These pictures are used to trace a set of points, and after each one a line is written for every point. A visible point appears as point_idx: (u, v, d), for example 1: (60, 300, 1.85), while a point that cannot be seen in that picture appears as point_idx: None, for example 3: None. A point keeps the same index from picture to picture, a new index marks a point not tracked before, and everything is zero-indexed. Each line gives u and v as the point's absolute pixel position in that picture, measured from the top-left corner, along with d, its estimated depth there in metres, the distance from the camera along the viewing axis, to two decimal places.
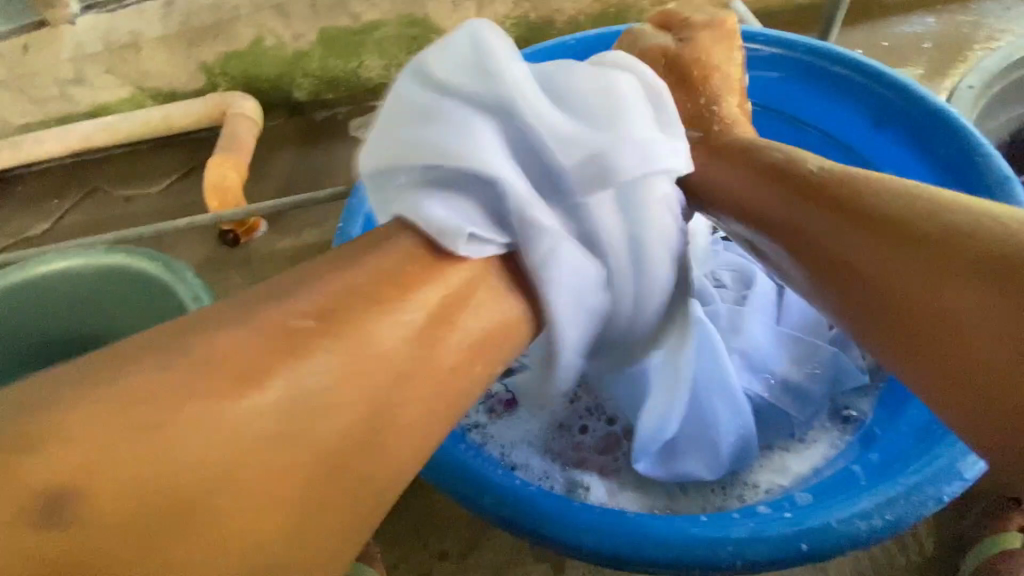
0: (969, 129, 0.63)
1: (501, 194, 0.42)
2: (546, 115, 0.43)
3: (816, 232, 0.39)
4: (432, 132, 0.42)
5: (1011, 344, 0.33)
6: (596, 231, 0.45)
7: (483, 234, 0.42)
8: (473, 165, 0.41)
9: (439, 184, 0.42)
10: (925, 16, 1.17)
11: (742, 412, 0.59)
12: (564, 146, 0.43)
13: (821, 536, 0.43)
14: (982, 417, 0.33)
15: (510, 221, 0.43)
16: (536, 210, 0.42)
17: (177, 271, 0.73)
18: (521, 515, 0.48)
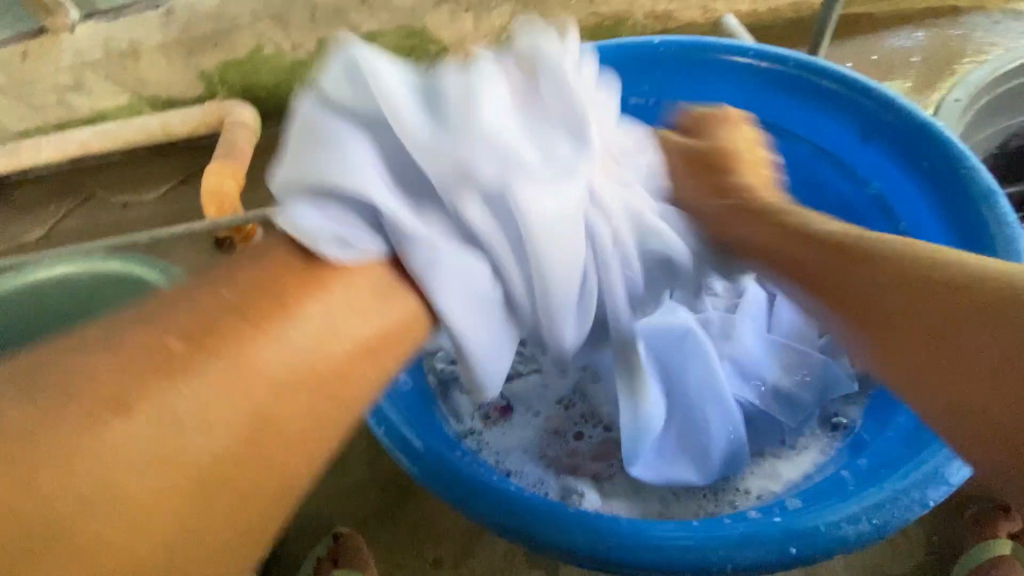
0: (954, 142, 0.65)
1: (372, 203, 0.37)
2: (414, 115, 0.38)
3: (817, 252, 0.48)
4: (313, 151, 0.37)
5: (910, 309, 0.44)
6: (495, 235, 0.40)
7: (352, 239, 0.37)
8: (340, 173, 0.37)
9: (320, 194, 0.37)
10: (913, 31, 1.19)
11: (733, 418, 0.60)
12: (480, 152, 0.38)
13: (811, 540, 0.44)
14: (949, 359, 0.42)
15: (387, 227, 0.38)
16: (405, 218, 0.38)
17: (172, 276, 0.73)
18: (514, 520, 0.49)
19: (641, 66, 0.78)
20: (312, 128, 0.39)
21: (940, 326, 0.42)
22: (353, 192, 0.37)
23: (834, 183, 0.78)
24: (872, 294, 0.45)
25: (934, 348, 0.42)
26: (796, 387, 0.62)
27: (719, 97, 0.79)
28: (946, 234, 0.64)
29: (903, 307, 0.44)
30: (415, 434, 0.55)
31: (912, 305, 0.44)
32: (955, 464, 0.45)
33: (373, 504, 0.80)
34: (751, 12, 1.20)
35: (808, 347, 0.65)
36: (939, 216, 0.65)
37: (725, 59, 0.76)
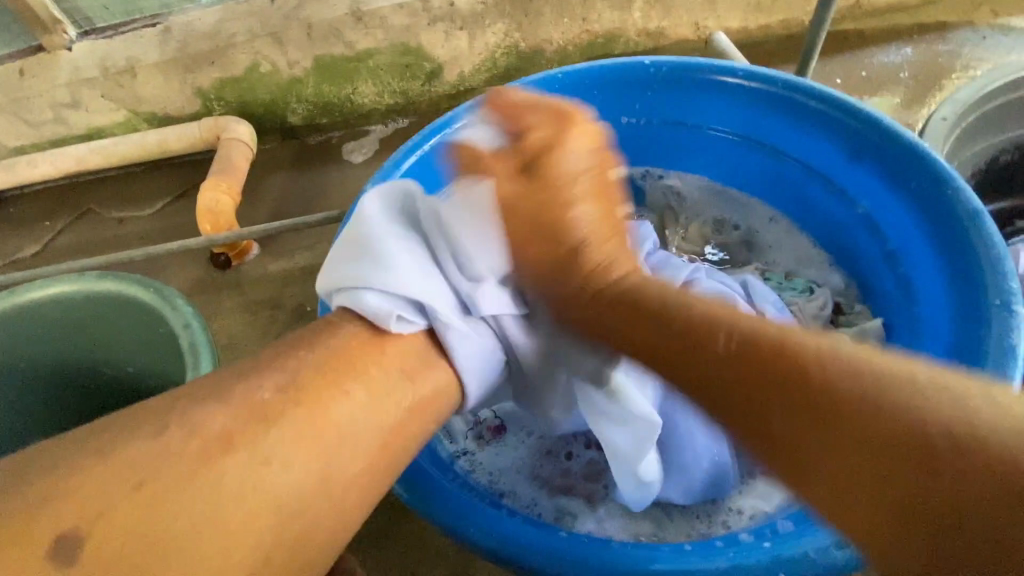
0: (938, 163, 0.66)
1: (430, 312, 0.51)
2: (411, 251, 0.53)
3: (718, 360, 0.44)
4: (362, 260, 0.51)
5: (909, 473, 0.35)
6: (464, 328, 0.52)
7: (408, 317, 0.50)
8: (429, 298, 0.51)
9: (407, 310, 0.50)
10: (903, 46, 1.21)
11: (719, 440, 0.60)
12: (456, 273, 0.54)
13: (799, 566, 0.45)
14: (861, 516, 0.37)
15: (428, 311, 0.51)
16: (453, 322, 0.52)
17: (166, 297, 0.73)
18: (506, 547, 0.49)
19: (624, 84, 0.77)
20: (402, 233, 0.54)
21: (869, 450, 0.36)
22: (445, 321, 0.51)
23: (825, 201, 0.79)
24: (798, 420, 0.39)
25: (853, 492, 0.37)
26: None
27: (710, 116, 0.80)
28: (935, 251, 0.65)
29: (823, 445, 0.38)
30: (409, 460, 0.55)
31: (858, 464, 0.37)
32: None
33: (367, 524, 0.79)
34: (741, 28, 1.22)
35: None
36: (929, 239, 0.65)
37: (713, 78, 0.76)
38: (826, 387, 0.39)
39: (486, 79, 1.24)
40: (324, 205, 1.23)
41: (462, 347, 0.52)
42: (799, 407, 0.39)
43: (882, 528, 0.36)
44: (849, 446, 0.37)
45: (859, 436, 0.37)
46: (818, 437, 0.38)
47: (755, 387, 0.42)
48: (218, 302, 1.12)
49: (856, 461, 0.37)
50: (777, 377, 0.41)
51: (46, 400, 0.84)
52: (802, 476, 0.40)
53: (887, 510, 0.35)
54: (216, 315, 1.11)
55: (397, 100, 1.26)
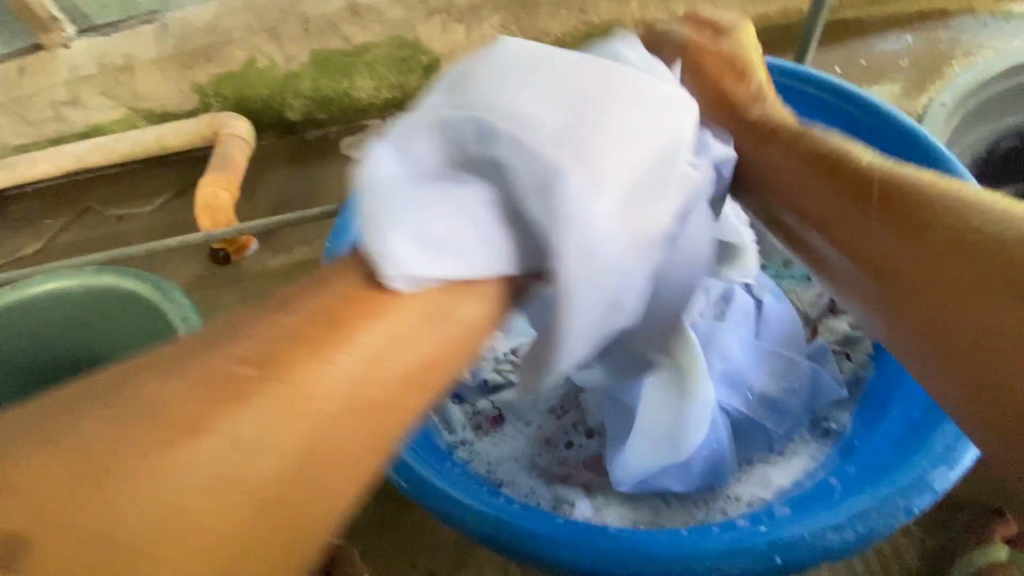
0: (937, 148, 0.65)
1: (417, 259, 0.38)
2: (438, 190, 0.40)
3: (848, 199, 0.48)
4: (392, 207, 0.39)
5: (952, 262, 0.43)
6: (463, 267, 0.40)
7: (409, 264, 0.37)
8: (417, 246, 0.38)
9: (403, 262, 0.37)
10: (903, 35, 1.20)
11: (715, 427, 0.60)
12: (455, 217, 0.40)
13: (795, 550, 0.45)
14: (936, 306, 0.44)
15: (430, 253, 0.38)
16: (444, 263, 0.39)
17: (162, 288, 0.74)
18: (503, 533, 0.49)
19: None
20: (429, 187, 0.41)
21: (945, 254, 0.43)
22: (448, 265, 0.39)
23: None
24: (891, 249, 0.46)
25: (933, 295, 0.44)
26: (782, 393, 0.63)
27: None
28: None
29: (861, 229, 0.47)
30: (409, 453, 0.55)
31: (933, 264, 0.44)
32: (939, 471, 0.47)
33: (366, 515, 0.80)
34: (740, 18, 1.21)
35: (796, 353, 0.65)
36: None
37: None
38: (908, 202, 0.45)
39: None
40: (323, 200, 1.23)
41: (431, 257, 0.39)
42: (889, 265, 0.46)
43: (944, 310, 0.43)
44: (929, 252, 0.44)
45: (931, 244, 0.44)
46: (885, 236, 0.46)
47: (874, 202, 0.46)
48: (218, 297, 1.13)
49: (924, 263, 0.44)
50: (898, 208, 0.45)
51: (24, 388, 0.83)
52: (914, 303, 0.45)
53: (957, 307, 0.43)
54: (215, 309, 1.11)
55: (395, 93, 1.26)
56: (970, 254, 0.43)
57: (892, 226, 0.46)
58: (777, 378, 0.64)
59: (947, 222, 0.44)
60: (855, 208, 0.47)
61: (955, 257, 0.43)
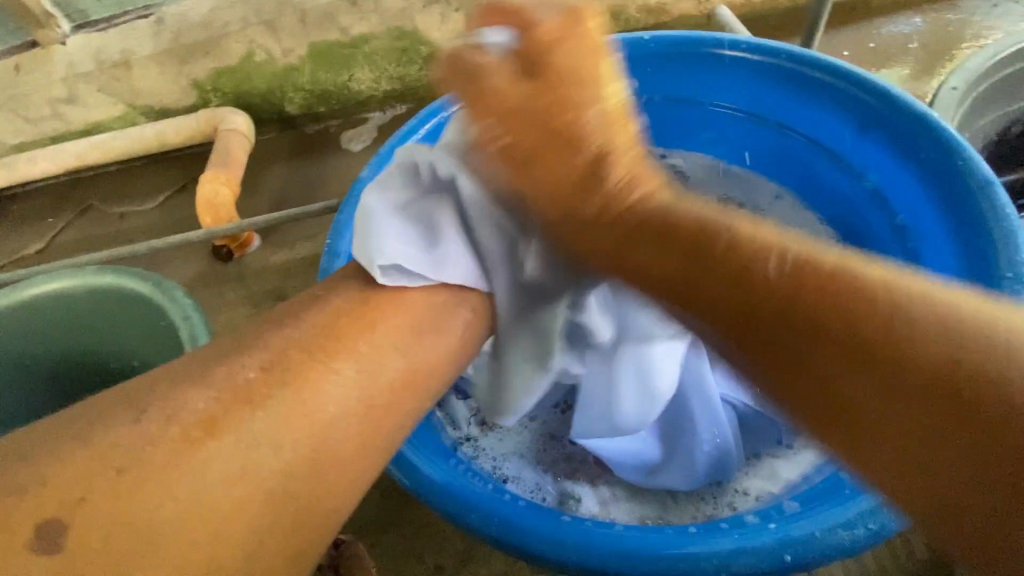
0: (950, 134, 0.63)
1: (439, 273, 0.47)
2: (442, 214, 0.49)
3: (658, 253, 0.40)
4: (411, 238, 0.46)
5: (860, 375, 0.32)
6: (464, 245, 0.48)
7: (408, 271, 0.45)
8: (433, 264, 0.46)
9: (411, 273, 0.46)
10: (912, 16, 1.17)
11: (720, 423, 0.60)
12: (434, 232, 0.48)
13: (804, 548, 0.44)
14: (894, 440, 0.31)
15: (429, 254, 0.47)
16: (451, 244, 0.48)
17: (166, 290, 0.73)
18: (509, 532, 0.48)
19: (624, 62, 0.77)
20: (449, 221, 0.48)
21: (932, 383, 0.30)
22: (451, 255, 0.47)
23: (831, 176, 0.77)
24: (854, 385, 0.32)
25: (873, 432, 0.32)
26: None
27: (714, 91, 0.78)
28: (943, 227, 0.63)
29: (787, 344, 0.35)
30: (411, 450, 0.54)
31: (843, 378, 0.33)
32: None
33: (373, 511, 0.80)
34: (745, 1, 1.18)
35: None
36: (939, 211, 0.64)
37: (715, 51, 0.74)
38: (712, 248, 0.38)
39: None
40: (324, 195, 1.22)
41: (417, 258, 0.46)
42: (852, 403, 0.32)
43: (884, 445, 0.32)
44: (863, 369, 0.32)
45: (873, 364, 0.32)
46: (849, 375, 0.32)
47: (787, 302, 0.35)
48: (221, 295, 1.12)
49: (886, 405, 0.31)
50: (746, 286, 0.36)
51: (40, 392, 0.83)
52: (856, 445, 0.33)
53: (929, 465, 0.31)
54: (220, 308, 1.11)
55: (395, 85, 1.24)
56: (930, 394, 0.30)
57: (804, 328, 0.34)
58: None
59: (849, 321, 0.33)
60: (743, 284, 0.36)
61: (843, 347, 0.33)
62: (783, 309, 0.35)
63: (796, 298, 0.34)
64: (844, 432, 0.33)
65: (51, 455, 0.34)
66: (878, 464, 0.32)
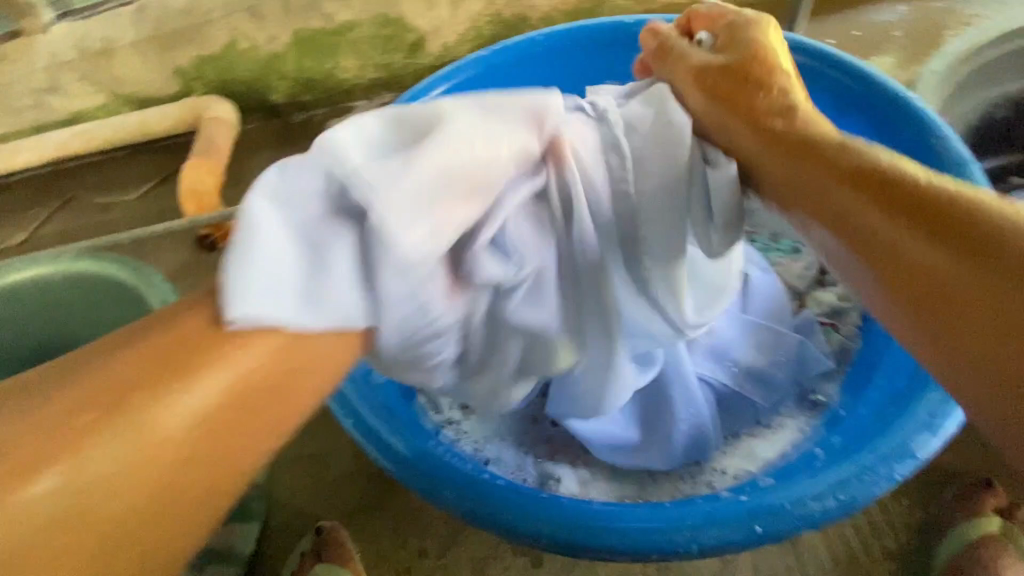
0: (926, 114, 0.63)
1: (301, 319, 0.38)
2: (333, 232, 0.38)
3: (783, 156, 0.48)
4: (284, 266, 0.37)
5: (959, 264, 0.40)
6: (348, 275, 0.38)
7: (261, 313, 0.36)
8: (292, 308, 0.37)
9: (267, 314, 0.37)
10: (896, 3, 1.17)
11: (695, 403, 0.60)
12: (309, 264, 0.38)
13: (776, 519, 0.45)
14: (953, 318, 0.40)
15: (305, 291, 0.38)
16: (330, 272, 0.38)
17: (144, 275, 0.73)
18: (484, 509, 0.49)
19: (605, 46, 0.77)
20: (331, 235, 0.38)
21: (943, 245, 0.41)
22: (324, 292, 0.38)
23: None
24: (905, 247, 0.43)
25: (946, 312, 0.41)
26: (768, 365, 0.62)
27: None
28: None
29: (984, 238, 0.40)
30: (389, 430, 0.54)
31: (945, 267, 0.41)
32: (923, 438, 0.47)
33: (358, 497, 0.79)
34: None
35: (783, 326, 0.64)
36: None
37: None
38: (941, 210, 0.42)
39: (470, 49, 1.22)
40: None
41: (274, 296, 0.37)
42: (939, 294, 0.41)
43: (965, 320, 0.40)
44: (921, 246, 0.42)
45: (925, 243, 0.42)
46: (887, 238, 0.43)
47: (918, 210, 0.42)
48: (206, 285, 1.11)
49: (952, 280, 0.40)
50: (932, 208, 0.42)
51: (16, 379, 0.82)
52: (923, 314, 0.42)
53: (974, 330, 0.40)
54: None
55: (381, 73, 1.23)
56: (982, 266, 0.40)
57: (902, 217, 0.43)
58: (766, 351, 0.63)
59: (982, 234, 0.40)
60: (876, 183, 0.44)
61: (946, 234, 0.41)
62: (889, 207, 0.43)
63: (955, 221, 0.41)
64: (965, 311, 0.40)
65: (13, 429, 0.33)
66: (963, 347, 0.40)
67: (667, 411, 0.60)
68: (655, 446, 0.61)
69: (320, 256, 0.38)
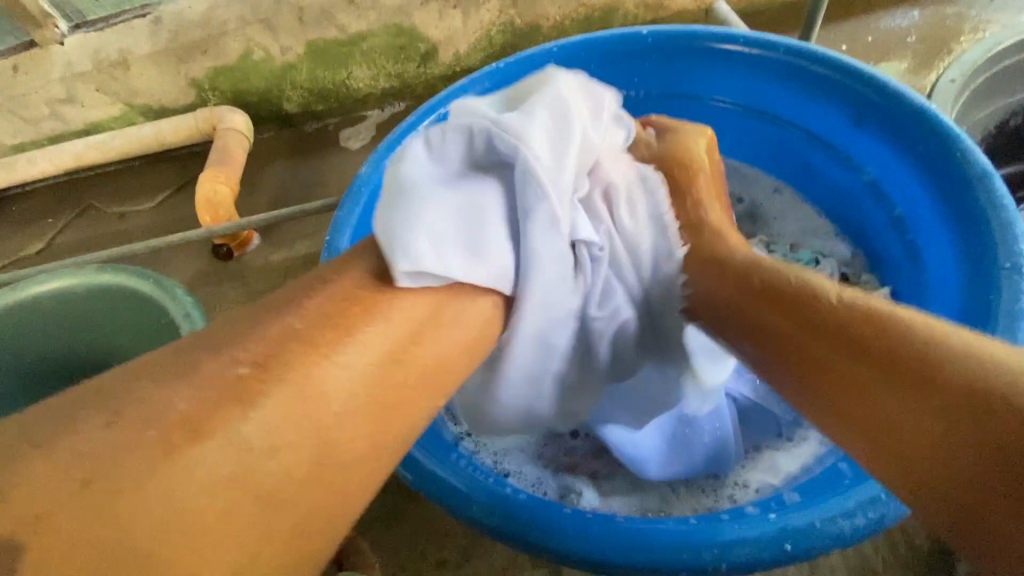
0: (948, 125, 0.63)
1: (460, 274, 0.43)
2: (487, 199, 0.45)
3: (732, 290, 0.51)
4: (453, 223, 0.43)
5: (900, 396, 0.39)
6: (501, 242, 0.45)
7: (428, 271, 0.41)
8: (453, 263, 0.42)
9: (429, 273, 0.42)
10: (910, 9, 1.17)
11: (720, 416, 0.61)
12: (466, 222, 0.43)
13: (803, 537, 0.45)
14: (896, 436, 0.39)
15: (469, 248, 0.43)
16: (485, 231, 0.44)
17: (165, 288, 0.73)
18: (510, 525, 0.49)
19: (621, 55, 0.76)
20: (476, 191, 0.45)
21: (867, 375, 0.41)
22: (481, 253, 0.44)
23: (829, 168, 0.77)
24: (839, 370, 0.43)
25: (889, 438, 0.40)
26: None
27: (715, 86, 0.78)
28: (941, 217, 0.63)
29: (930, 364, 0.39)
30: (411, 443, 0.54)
31: (887, 401, 0.40)
32: None
33: (375, 507, 0.80)
34: None
35: None
36: (938, 203, 0.64)
37: (712, 45, 0.74)
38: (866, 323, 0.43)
39: (482, 58, 1.22)
40: (323, 193, 1.22)
41: (443, 255, 0.42)
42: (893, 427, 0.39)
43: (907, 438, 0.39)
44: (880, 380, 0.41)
45: (879, 370, 0.41)
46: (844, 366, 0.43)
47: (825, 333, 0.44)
48: (221, 293, 1.12)
49: (904, 414, 0.39)
50: (849, 333, 0.43)
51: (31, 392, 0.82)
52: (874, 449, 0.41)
53: (917, 456, 0.38)
54: (219, 307, 1.11)
55: (393, 82, 1.24)
56: (921, 391, 0.38)
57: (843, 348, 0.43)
58: None
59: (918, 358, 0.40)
60: (816, 333, 0.45)
61: (873, 365, 0.41)
62: (834, 344, 0.44)
63: (886, 338, 0.42)
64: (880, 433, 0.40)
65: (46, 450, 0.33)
66: (903, 463, 0.39)
67: (688, 426, 0.61)
68: (672, 459, 0.61)
69: (472, 207, 0.44)
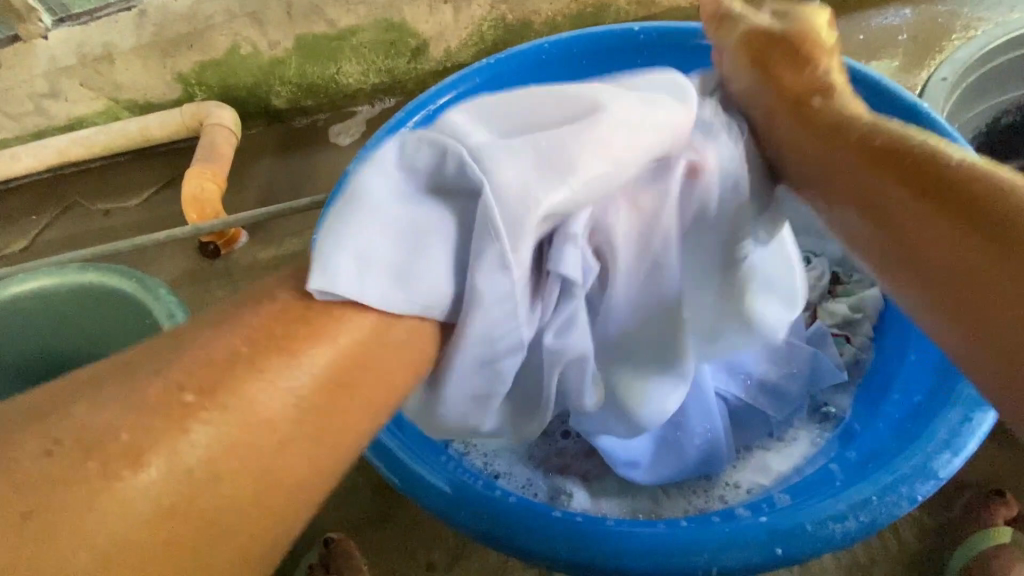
0: (939, 123, 0.63)
1: (373, 298, 0.35)
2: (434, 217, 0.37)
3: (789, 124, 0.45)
4: (380, 239, 0.36)
5: (951, 226, 0.39)
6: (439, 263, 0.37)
7: (342, 284, 0.35)
8: (369, 289, 0.35)
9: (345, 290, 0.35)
10: (901, 8, 1.17)
11: (711, 416, 0.59)
12: (399, 238, 0.36)
13: (796, 540, 0.44)
14: (955, 276, 0.39)
15: (395, 272, 0.36)
16: (420, 254, 0.36)
17: (149, 288, 0.72)
18: (500, 531, 0.48)
19: (614, 53, 0.75)
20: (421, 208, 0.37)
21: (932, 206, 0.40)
22: (413, 276, 0.36)
23: None
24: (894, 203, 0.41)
25: (938, 266, 0.40)
26: (783, 378, 0.62)
27: None
28: None
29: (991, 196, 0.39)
30: (398, 446, 0.53)
31: (938, 230, 0.39)
32: (943, 457, 0.47)
33: (365, 509, 0.79)
34: None
35: (796, 338, 0.63)
36: None
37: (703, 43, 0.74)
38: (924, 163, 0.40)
39: (474, 54, 1.21)
40: (312, 190, 1.21)
41: (364, 277, 0.35)
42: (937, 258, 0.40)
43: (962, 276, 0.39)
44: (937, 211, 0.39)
45: (937, 204, 0.39)
46: (894, 198, 0.41)
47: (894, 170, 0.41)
48: (208, 292, 1.10)
49: (944, 240, 0.39)
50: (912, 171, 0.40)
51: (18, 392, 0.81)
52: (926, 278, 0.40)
53: (977, 291, 0.38)
54: (206, 306, 1.09)
55: (383, 78, 1.23)
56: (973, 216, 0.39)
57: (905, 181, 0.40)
58: (780, 364, 0.62)
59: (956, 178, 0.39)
60: (885, 164, 0.41)
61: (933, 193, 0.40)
62: (901, 178, 0.40)
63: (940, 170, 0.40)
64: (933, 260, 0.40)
65: None
66: (955, 298, 0.39)
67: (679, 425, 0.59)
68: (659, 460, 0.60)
69: (409, 229, 0.37)
